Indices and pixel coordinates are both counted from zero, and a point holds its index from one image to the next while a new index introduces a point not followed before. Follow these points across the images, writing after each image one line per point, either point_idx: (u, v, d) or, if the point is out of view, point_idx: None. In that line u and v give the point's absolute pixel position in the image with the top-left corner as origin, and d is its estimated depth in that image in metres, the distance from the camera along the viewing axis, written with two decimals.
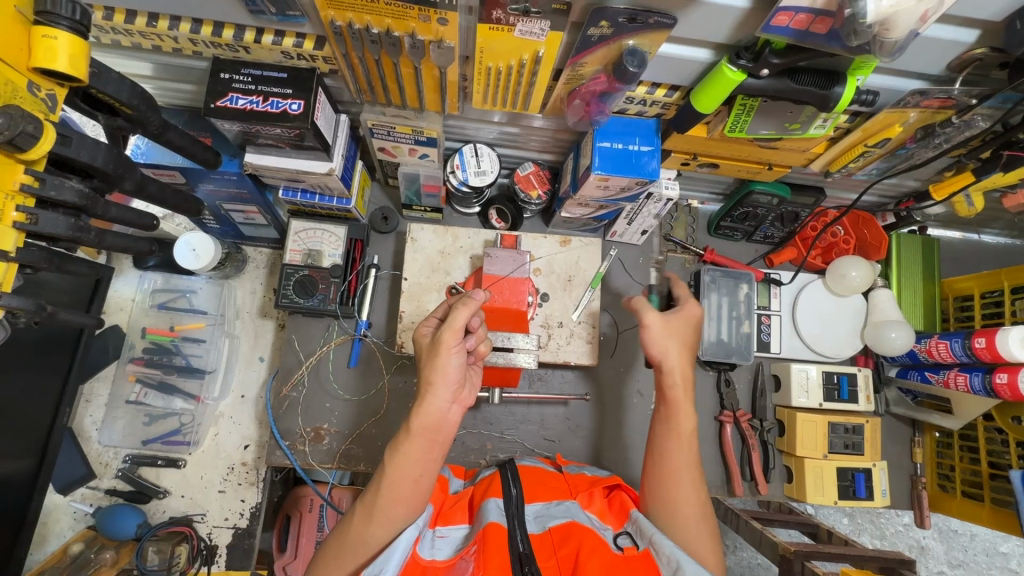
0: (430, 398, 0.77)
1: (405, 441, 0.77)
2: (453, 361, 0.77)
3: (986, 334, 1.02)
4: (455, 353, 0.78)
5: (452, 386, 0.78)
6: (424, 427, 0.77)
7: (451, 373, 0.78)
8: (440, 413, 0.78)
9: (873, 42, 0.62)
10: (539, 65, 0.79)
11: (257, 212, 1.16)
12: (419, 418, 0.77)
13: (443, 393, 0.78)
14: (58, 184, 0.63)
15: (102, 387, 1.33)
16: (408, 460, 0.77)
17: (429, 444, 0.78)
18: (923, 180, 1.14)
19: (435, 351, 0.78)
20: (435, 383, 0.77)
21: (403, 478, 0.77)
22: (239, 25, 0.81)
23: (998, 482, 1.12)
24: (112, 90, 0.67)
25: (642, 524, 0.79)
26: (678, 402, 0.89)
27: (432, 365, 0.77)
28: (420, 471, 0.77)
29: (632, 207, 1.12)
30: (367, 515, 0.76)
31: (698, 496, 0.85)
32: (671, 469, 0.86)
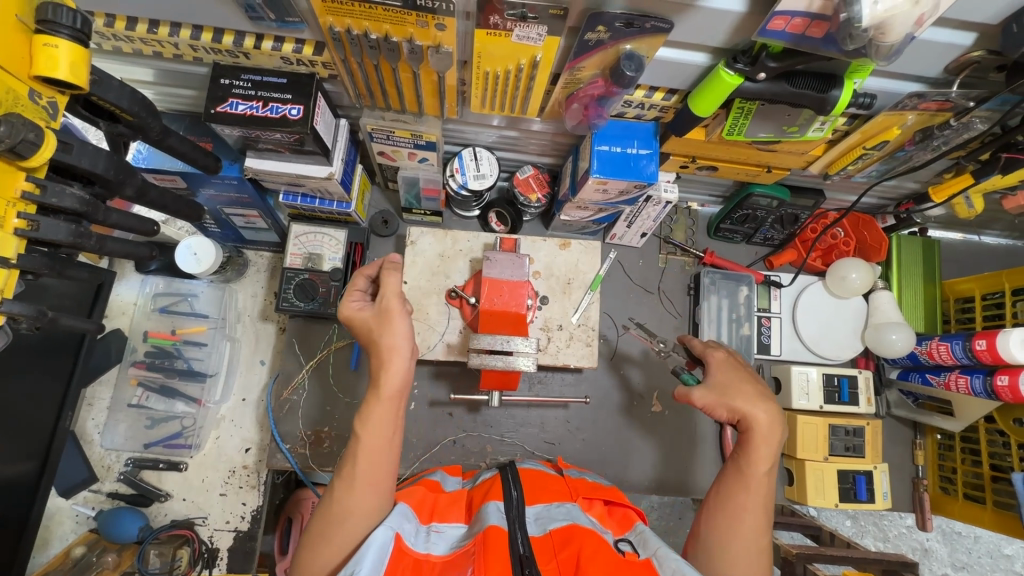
0: (393, 362, 0.80)
1: (372, 411, 0.79)
2: (403, 322, 0.83)
3: (987, 336, 1.02)
4: (404, 317, 0.84)
5: (408, 347, 0.83)
6: (391, 391, 0.80)
7: (405, 335, 0.82)
8: (401, 376, 0.81)
9: (869, 46, 0.62)
10: (538, 69, 0.80)
11: (257, 216, 1.16)
12: (386, 384, 0.79)
13: (403, 352, 0.82)
14: (59, 191, 0.64)
15: (104, 391, 1.33)
16: (379, 425, 0.78)
17: (397, 406, 0.81)
18: (923, 181, 1.14)
19: (387, 318, 0.83)
20: (395, 345, 0.81)
21: (376, 445, 0.78)
22: (238, 31, 0.82)
23: (1000, 485, 1.11)
24: (112, 97, 0.68)
25: (646, 537, 0.80)
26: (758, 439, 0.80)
27: (387, 332, 0.82)
28: (389, 434, 0.80)
29: (631, 209, 1.12)
30: (348, 487, 0.77)
31: (757, 543, 0.77)
32: (734, 511, 0.78)
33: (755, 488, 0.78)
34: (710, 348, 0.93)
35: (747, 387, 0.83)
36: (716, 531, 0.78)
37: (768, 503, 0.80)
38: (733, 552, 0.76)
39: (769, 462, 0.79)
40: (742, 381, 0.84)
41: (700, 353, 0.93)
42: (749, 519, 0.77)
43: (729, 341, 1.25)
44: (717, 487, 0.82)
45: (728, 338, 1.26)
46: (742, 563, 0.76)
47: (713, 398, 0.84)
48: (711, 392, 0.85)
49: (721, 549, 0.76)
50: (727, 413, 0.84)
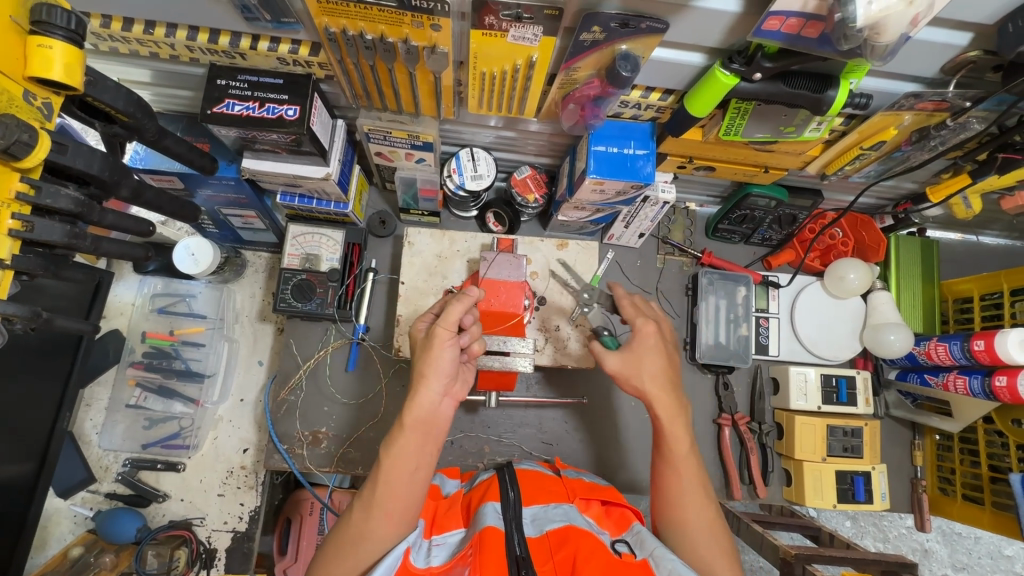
0: (424, 391, 0.80)
1: (399, 437, 0.80)
2: (446, 355, 0.81)
3: (985, 337, 1.02)
4: (449, 349, 0.81)
5: (444, 379, 0.81)
6: (416, 421, 0.80)
7: (443, 367, 0.81)
8: (432, 408, 0.81)
9: (864, 46, 0.62)
10: (534, 69, 0.80)
11: (255, 216, 1.17)
12: (412, 413, 0.80)
13: (435, 386, 0.81)
14: (54, 192, 0.63)
15: (102, 391, 1.33)
16: (402, 453, 0.79)
17: (423, 437, 0.80)
18: (921, 181, 1.14)
19: (429, 345, 0.81)
20: (429, 377, 0.80)
21: (399, 474, 0.78)
22: (234, 32, 0.82)
23: (999, 485, 1.11)
24: (108, 98, 0.68)
25: (642, 536, 0.81)
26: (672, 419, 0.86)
27: (424, 359, 0.81)
28: (414, 464, 0.79)
29: (629, 210, 1.12)
30: (367, 510, 0.77)
31: (707, 515, 0.83)
32: (674, 491, 0.84)
33: (681, 463, 0.86)
34: (640, 314, 0.91)
35: (657, 358, 0.88)
36: (668, 519, 0.84)
37: (702, 475, 0.86)
38: (690, 530, 0.82)
39: (684, 432, 0.87)
40: (652, 359, 0.88)
41: (630, 317, 0.92)
42: (689, 493, 0.84)
43: (727, 342, 1.26)
44: (655, 476, 0.88)
45: (727, 339, 1.26)
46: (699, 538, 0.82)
47: (627, 377, 0.88)
48: (625, 366, 0.88)
49: (678, 532, 0.82)
50: (636, 392, 0.89)
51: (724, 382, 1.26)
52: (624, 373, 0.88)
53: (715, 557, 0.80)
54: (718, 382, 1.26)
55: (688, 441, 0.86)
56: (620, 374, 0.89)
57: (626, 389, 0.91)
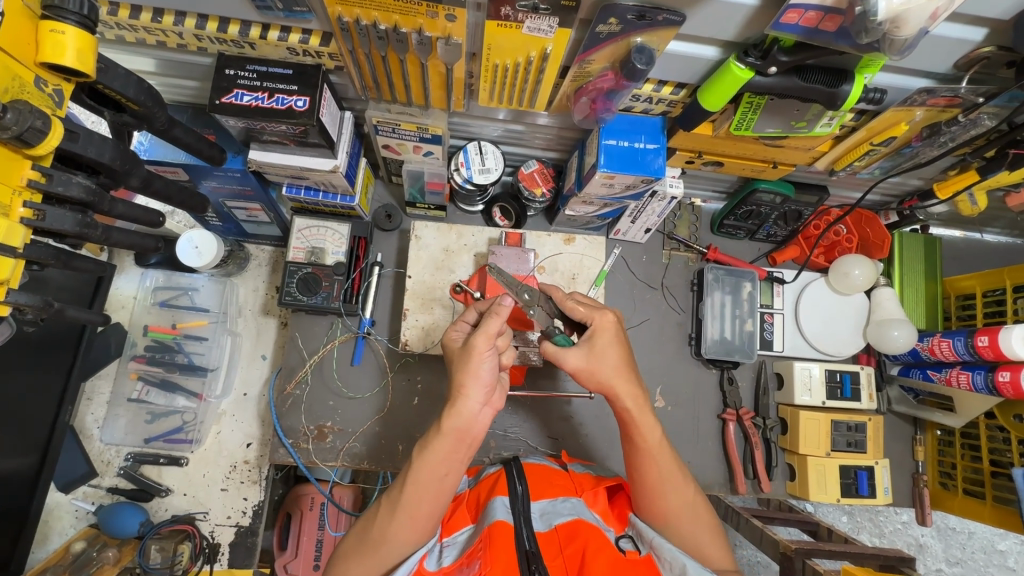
0: (463, 400, 0.75)
1: (434, 439, 0.77)
2: (485, 364, 0.76)
3: (990, 333, 1.02)
4: (489, 358, 0.76)
5: (484, 389, 0.76)
6: (453, 429, 0.76)
7: (483, 376, 0.76)
8: (472, 416, 0.76)
9: (884, 40, 0.63)
10: (547, 61, 0.79)
11: (260, 209, 1.16)
12: (450, 420, 0.76)
13: (475, 396, 0.76)
14: (65, 180, 0.63)
15: (104, 385, 1.32)
16: (433, 458, 0.77)
17: (456, 444, 0.77)
18: (927, 178, 1.15)
19: (467, 353, 0.76)
20: (468, 386, 0.75)
21: (428, 477, 0.77)
22: (244, 20, 0.81)
23: (999, 480, 1.12)
24: (119, 86, 0.67)
25: (642, 530, 0.82)
26: (638, 410, 0.85)
27: (462, 367, 0.76)
28: (443, 470, 0.77)
29: (636, 204, 1.12)
30: (391, 513, 0.77)
31: (687, 502, 0.84)
32: (653, 485, 0.84)
33: (652, 454, 0.84)
34: (595, 310, 0.90)
35: (615, 352, 0.86)
36: (650, 513, 0.85)
37: (676, 460, 0.86)
38: (674, 519, 0.83)
39: (652, 423, 0.86)
40: (615, 354, 0.86)
41: (583, 316, 0.90)
42: (665, 486, 0.84)
43: (732, 337, 1.26)
44: (629, 470, 0.87)
45: (732, 334, 1.27)
46: (684, 521, 0.84)
47: (589, 374, 0.86)
48: (587, 364, 0.85)
49: (665, 518, 0.84)
50: (597, 387, 0.87)
51: (729, 377, 1.26)
52: (586, 369, 0.85)
53: (704, 535, 0.84)
54: (723, 377, 1.27)
55: (656, 431, 0.85)
56: (579, 371, 0.86)
57: (586, 384, 0.88)
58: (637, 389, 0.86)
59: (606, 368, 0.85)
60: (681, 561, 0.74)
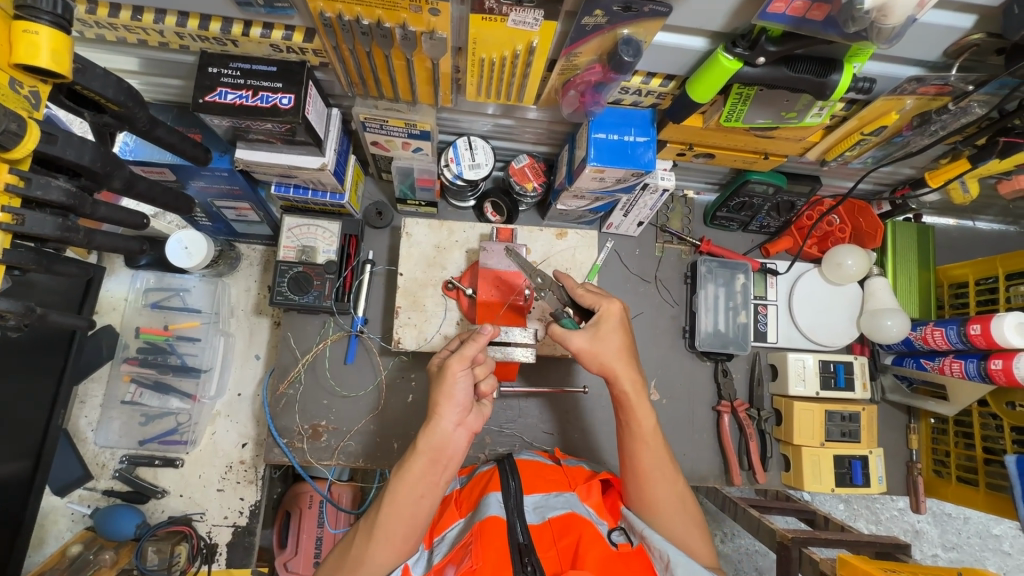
0: (437, 419, 0.76)
1: (409, 461, 0.77)
2: (459, 383, 0.77)
3: (982, 321, 1.03)
4: (463, 378, 0.77)
5: (458, 409, 0.77)
6: (427, 447, 0.76)
7: (457, 396, 0.77)
8: (445, 436, 0.76)
9: (871, 28, 0.63)
10: (534, 55, 0.78)
11: (249, 208, 1.15)
12: (425, 438, 0.76)
13: (449, 416, 0.77)
14: (44, 184, 0.62)
15: (97, 388, 1.31)
16: (409, 481, 0.76)
17: (432, 464, 0.77)
18: (919, 167, 1.14)
19: (442, 374, 0.77)
20: (442, 406, 0.76)
21: (404, 500, 0.76)
22: (226, 17, 0.79)
23: (993, 467, 1.13)
24: (97, 86, 0.66)
25: (633, 522, 0.83)
26: (636, 397, 0.86)
27: (438, 387, 0.77)
28: (420, 492, 0.76)
29: (628, 198, 1.11)
30: (367, 538, 0.76)
31: (675, 494, 0.85)
32: (644, 474, 0.85)
33: (643, 442, 0.86)
34: (602, 297, 0.88)
35: (619, 337, 0.86)
36: (637, 501, 0.86)
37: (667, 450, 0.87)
38: (662, 510, 0.84)
39: (649, 411, 0.86)
40: (619, 338, 0.86)
41: (591, 303, 0.89)
42: (654, 474, 0.85)
43: (726, 329, 1.26)
44: (621, 457, 0.88)
45: (726, 326, 1.26)
46: (671, 513, 0.84)
47: (591, 357, 0.86)
48: (589, 347, 0.85)
49: (652, 508, 0.85)
50: (597, 368, 0.87)
51: (723, 369, 1.26)
52: (588, 352, 0.85)
53: (689, 529, 0.85)
54: (718, 369, 1.26)
55: (651, 419, 0.86)
56: (583, 353, 0.86)
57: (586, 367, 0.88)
58: (636, 376, 0.86)
59: (609, 352, 0.86)
60: (667, 555, 0.75)
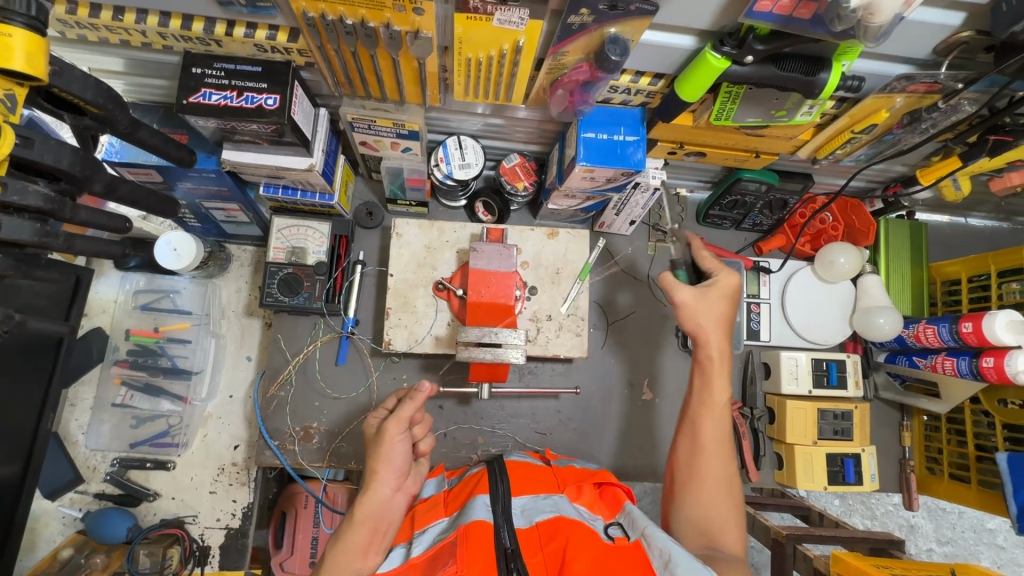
0: (375, 485, 0.81)
1: (347, 530, 0.79)
2: (397, 447, 0.83)
3: (973, 318, 1.03)
4: (399, 442, 0.83)
5: (396, 474, 0.83)
6: (366, 516, 0.80)
7: (395, 460, 0.83)
8: (383, 501, 0.82)
9: (858, 27, 0.63)
10: (520, 54, 0.77)
11: (238, 209, 1.14)
12: (363, 507, 0.80)
13: (387, 481, 0.82)
14: (22, 189, 0.60)
15: (87, 391, 1.31)
16: (347, 552, 0.77)
17: (371, 532, 0.80)
18: (911, 164, 1.14)
19: (379, 438, 0.83)
20: (380, 471, 0.82)
21: (344, 571, 0.76)
22: (208, 17, 0.78)
23: (985, 464, 1.13)
24: (75, 89, 0.65)
25: (634, 517, 0.81)
26: (718, 368, 0.92)
27: (376, 452, 0.83)
28: (358, 565, 0.77)
29: (619, 197, 1.11)
30: None
31: (725, 471, 0.87)
32: (707, 441, 0.89)
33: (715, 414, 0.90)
34: (722, 268, 0.95)
35: (722, 307, 0.93)
36: (686, 468, 0.89)
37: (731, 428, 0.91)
38: (708, 482, 0.87)
39: (725, 386, 0.92)
40: (721, 308, 0.93)
41: (711, 269, 0.96)
42: (717, 447, 0.89)
43: None
44: (688, 424, 0.92)
45: None
46: (713, 487, 0.86)
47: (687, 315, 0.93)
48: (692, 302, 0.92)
49: (697, 478, 0.87)
50: (691, 330, 0.94)
51: None
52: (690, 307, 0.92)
53: (725, 509, 0.85)
54: None
55: (726, 393, 0.91)
56: (685, 308, 0.92)
57: (681, 325, 0.94)
58: (723, 354, 0.92)
59: (705, 320, 0.92)
60: (666, 550, 0.72)
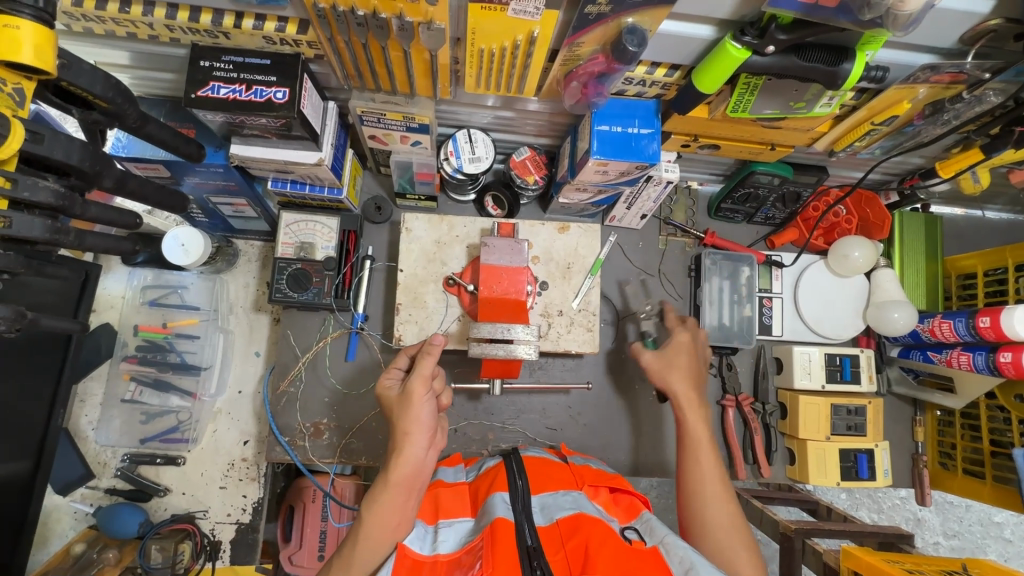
0: (408, 448, 0.78)
1: (382, 493, 0.77)
2: (425, 409, 0.81)
3: (991, 313, 1.01)
4: (427, 402, 0.81)
5: (427, 433, 0.80)
6: (401, 479, 0.77)
7: (425, 422, 0.80)
8: (418, 461, 0.79)
9: (886, 15, 0.62)
10: (535, 45, 0.76)
11: (246, 204, 1.13)
12: (397, 469, 0.77)
13: (420, 441, 0.79)
14: (32, 185, 0.59)
15: (96, 386, 1.30)
16: (384, 511, 0.76)
17: (408, 491, 0.78)
18: (929, 156, 1.12)
19: (406, 401, 0.80)
20: (412, 433, 0.79)
21: (381, 530, 0.76)
22: (217, 9, 0.77)
23: (999, 460, 1.11)
24: (84, 83, 0.64)
25: (652, 525, 0.79)
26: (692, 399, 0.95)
27: (405, 416, 0.80)
28: (395, 521, 0.77)
29: (631, 190, 1.09)
30: (346, 567, 0.75)
31: (718, 482, 0.85)
32: (694, 460, 0.88)
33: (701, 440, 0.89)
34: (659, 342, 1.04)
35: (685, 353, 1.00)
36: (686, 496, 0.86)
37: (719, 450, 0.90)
38: (706, 498, 0.83)
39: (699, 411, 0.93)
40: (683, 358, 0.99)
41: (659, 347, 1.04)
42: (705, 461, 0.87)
43: (730, 324, 1.24)
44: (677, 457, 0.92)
45: (730, 320, 1.25)
46: (712, 502, 0.83)
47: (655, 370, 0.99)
48: (659, 364, 0.99)
49: (694, 498, 0.84)
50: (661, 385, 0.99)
51: (728, 364, 1.25)
52: (657, 368, 0.99)
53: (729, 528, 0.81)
54: (722, 364, 1.25)
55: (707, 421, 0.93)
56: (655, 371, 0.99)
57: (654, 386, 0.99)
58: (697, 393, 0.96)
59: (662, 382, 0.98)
60: (688, 558, 0.71)
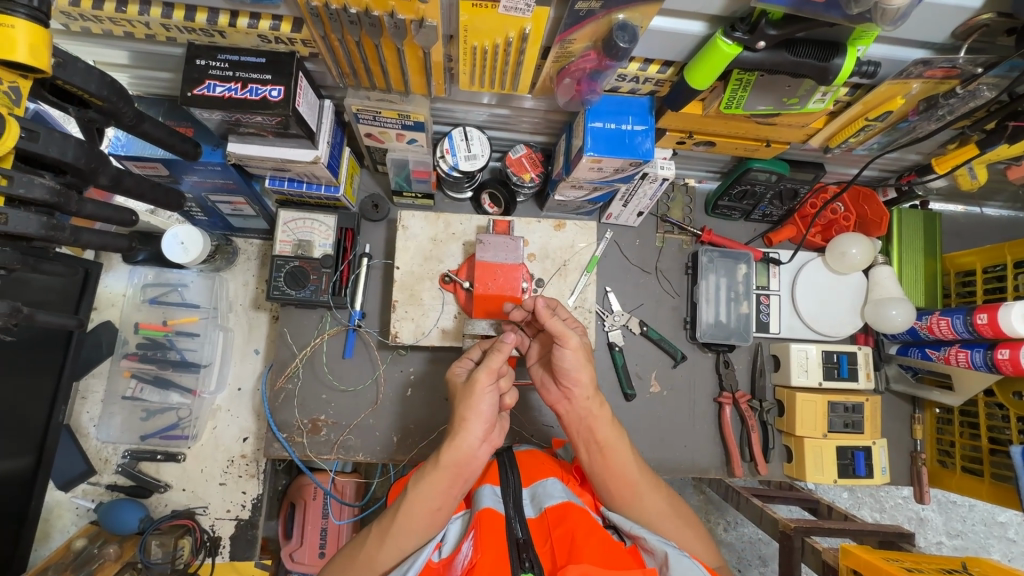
0: (463, 435, 0.78)
1: (431, 472, 0.78)
2: (485, 400, 0.79)
3: (989, 310, 1.00)
4: (489, 394, 0.79)
5: (483, 424, 0.79)
6: (451, 462, 0.78)
7: (483, 413, 0.79)
8: (469, 451, 0.78)
9: (875, 10, 0.62)
10: (527, 42, 0.76)
11: (244, 202, 1.14)
12: (448, 453, 0.78)
13: (475, 431, 0.78)
14: (27, 182, 0.60)
15: (98, 383, 1.31)
16: (429, 491, 0.78)
17: (454, 478, 0.79)
18: (926, 153, 1.12)
19: (469, 390, 0.80)
20: (468, 421, 0.78)
21: (422, 508, 0.78)
22: (212, 8, 0.78)
23: (998, 457, 1.11)
24: (79, 82, 0.64)
25: (620, 522, 0.83)
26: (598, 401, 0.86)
27: (465, 403, 0.79)
28: (437, 505, 0.79)
29: (627, 187, 1.09)
30: (380, 539, 0.79)
31: (645, 472, 0.86)
32: (614, 462, 0.85)
33: (616, 434, 0.86)
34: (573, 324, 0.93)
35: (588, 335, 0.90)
36: (621, 497, 0.85)
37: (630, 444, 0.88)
38: (642, 490, 0.84)
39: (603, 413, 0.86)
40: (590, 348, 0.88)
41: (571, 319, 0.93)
42: (627, 461, 0.85)
43: (728, 320, 1.24)
44: (589, 459, 0.87)
45: (727, 317, 1.25)
46: (649, 496, 0.84)
47: (572, 361, 0.84)
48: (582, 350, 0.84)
49: (634, 497, 0.84)
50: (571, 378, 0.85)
51: (725, 360, 1.25)
52: (580, 354, 0.84)
53: (666, 516, 0.85)
54: (719, 361, 1.25)
55: (615, 427, 0.87)
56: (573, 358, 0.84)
57: (565, 371, 0.85)
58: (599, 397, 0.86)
59: (567, 371, 0.85)
60: (662, 548, 0.73)
